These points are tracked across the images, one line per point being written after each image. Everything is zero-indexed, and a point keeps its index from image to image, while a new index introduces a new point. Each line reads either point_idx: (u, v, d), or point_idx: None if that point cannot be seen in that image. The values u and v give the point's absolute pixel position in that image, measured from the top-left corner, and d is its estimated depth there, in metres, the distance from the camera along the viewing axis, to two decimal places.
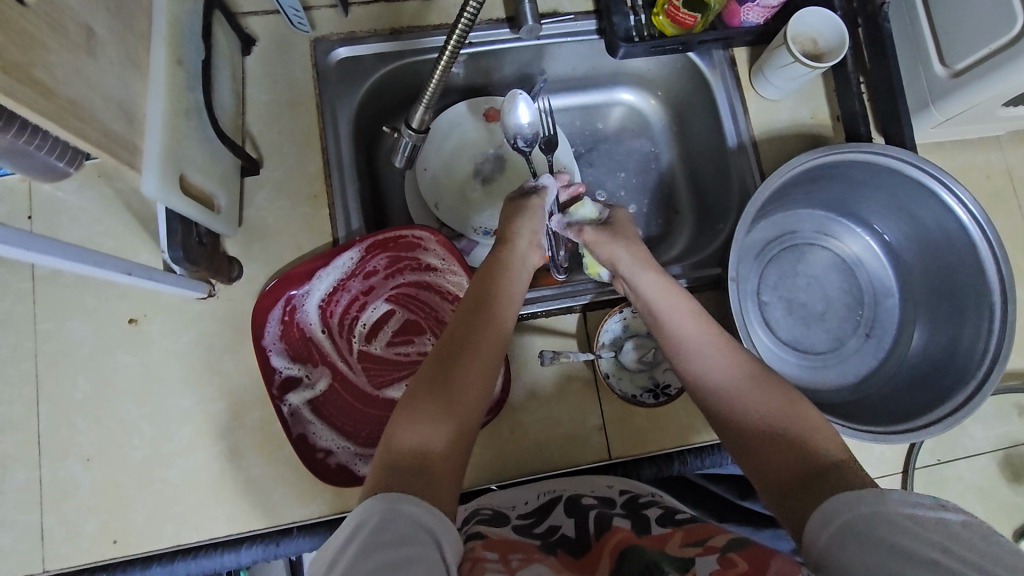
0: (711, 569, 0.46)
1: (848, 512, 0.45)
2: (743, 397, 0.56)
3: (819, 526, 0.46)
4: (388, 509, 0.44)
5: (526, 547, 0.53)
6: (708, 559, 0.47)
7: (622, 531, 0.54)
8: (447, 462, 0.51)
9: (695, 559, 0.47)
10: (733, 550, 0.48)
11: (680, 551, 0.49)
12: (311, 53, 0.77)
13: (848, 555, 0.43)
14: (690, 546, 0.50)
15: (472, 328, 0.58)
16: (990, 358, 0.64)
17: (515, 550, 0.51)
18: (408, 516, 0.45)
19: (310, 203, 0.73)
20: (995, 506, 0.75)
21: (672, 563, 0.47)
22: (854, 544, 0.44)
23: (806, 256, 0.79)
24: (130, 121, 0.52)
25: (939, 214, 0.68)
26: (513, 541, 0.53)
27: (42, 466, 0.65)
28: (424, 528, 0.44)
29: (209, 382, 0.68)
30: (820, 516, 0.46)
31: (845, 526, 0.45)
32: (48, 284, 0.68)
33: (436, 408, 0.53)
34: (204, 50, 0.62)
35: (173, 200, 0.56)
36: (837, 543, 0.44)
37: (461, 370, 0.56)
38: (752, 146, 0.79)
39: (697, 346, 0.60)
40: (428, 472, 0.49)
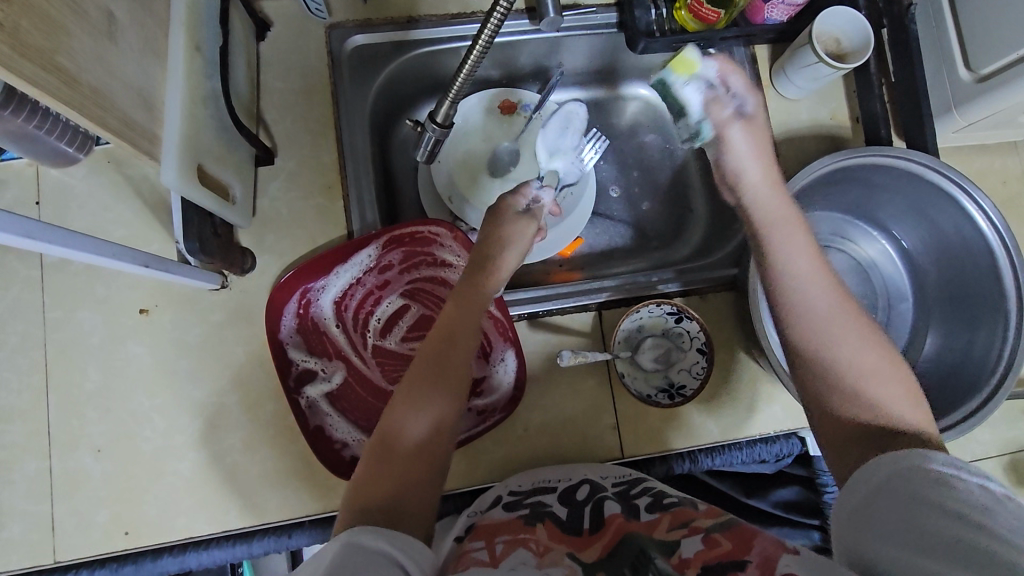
0: (695, 549, 0.48)
1: (892, 468, 0.47)
2: (853, 343, 0.55)
3: (865, 480, 0.48)
4: (345, 545, 0.45)
5: (514, 526, 0.53)
6: (693, 539, 0.49)
7: (616, 518, 0.54)
8: (420, 485, 0.53)
9: (681, 541, 0.49)
10: (718, 530, 0.49)
11: (666, 535, 0.50)
12: (326, 40, 0.75)
13: (887, 505, 0.46)
14: (676, 529, 0.51)
15: (452, 349, 0.59)
16: (1005, 364, 0.64)
17: (502, 532, 0.52)
18: (366, 548, 0.45)
19: (324, 194, 0.72)
20: None
21: (658, 546, 0.49)
22: (892, 496, 0.46)
23: (822, 259, 0.79)
24: (149, 110, 0.50)
25: (958, 221, 0.68)
26: (505, 523, 0.54)
27: (52, 456, 0.64)
28: (384, 553, 0.45)
29: (222, 376, 0.67)
30: (865, 470, 0.49)
31: (885, 481, 0.47)
32: (57, 272, 0.67)
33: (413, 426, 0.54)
34: (221, 36, 0.60)
35: (192, 189, 0.55)
36: (877, 496, 0.47)
37: (436, 391, 0.56)
38: (771, 147, 0.78)
39: (808, 291, 0.57)
40: (403, 497, 0.51)
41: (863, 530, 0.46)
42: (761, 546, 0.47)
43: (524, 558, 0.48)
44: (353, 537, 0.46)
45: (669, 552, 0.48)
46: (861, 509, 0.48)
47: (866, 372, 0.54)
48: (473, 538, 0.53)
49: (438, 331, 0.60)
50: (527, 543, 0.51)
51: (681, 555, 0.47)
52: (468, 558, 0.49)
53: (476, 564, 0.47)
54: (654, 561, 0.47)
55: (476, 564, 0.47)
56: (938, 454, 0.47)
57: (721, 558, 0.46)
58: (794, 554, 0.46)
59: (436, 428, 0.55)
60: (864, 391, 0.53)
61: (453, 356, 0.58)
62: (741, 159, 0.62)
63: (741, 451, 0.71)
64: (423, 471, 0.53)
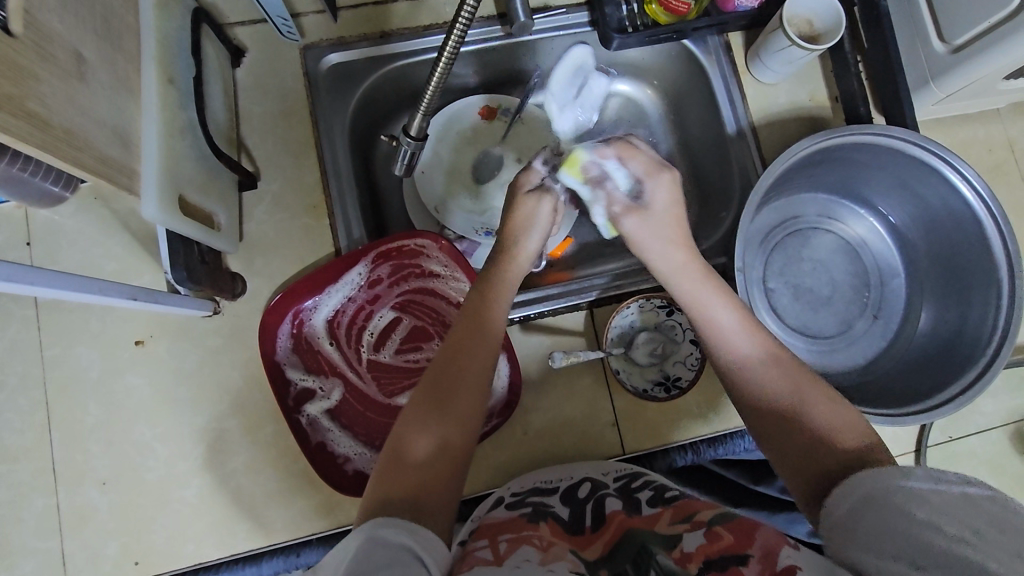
0: (697, 544, 0.48)
1: (870, 484, 0.47)
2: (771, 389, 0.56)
3: (841, 497, 0.48)
4: (367, 538, 0.45)
5: (517, 525, 0.53)
6: (695, 534, 0.49)
7: (618, 514, 0.54)
8: (440, 482, 0.52)
9: (683, 535, 0.49)
10: (719, 522, 0.49)
11: (669, 529, 0.50)
12: (302, 61, 0.76)
13: (864, 521, 0.46)
14: (678, 523, 0.51)
15: (470, 350, 0.58)
16: (999, 335, 0.63)
17: (505, 531, 0.52)
18: (388, 542, 0.45)
19: (310, 214, 0.73)
20: (1010, 479, 0.75)
21: (658, 539, 0.49)
22: (872, 510, 0.46)
23: (811, 241, 0.78)
24: (126, 145, 0.51)
25: (944, 193, 0.68)
26: (509, 522, 0.54)
27: (59, 492, 0.65)
28: (406, 548, 0.45)
29: (220, 401, 0.68)
30: (846, 485, 0.48)
31: (862, 497, 0.47)
32: (52, 311, 0.68)
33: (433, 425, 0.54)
34: (195, 66, 0.61)
35: (175, 220, 0.55)
36: (856, 512, 0.46)
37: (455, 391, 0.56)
38: (752, 132, 0.78)
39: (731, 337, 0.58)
40: (424, 494, 0.50)
41: (846, 541, 0.46)
42: (763, 540, 0.47)
43: (527, 555, 0.48)
44: (373, 530, 0.46)
45: (670, 546, 0.48)
46: (850, 520, 0.47)
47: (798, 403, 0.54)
48: (477, 538, 0.52)
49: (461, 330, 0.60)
50: (529, 539, 0.51)
51: (683, 548, 0.48)
52: (472, 557, 0.48)
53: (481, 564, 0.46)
54: (656, 556, 0.47)
55: (479, 562, 0.47)
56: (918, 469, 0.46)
57: (724, 551, 0.46)
58: (797, 548, 0.46)
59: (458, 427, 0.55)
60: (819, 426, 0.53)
61: (473, 367, 0.57)
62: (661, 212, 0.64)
63: (744, 439, 0.71)
64: (445, 469, 0.53)
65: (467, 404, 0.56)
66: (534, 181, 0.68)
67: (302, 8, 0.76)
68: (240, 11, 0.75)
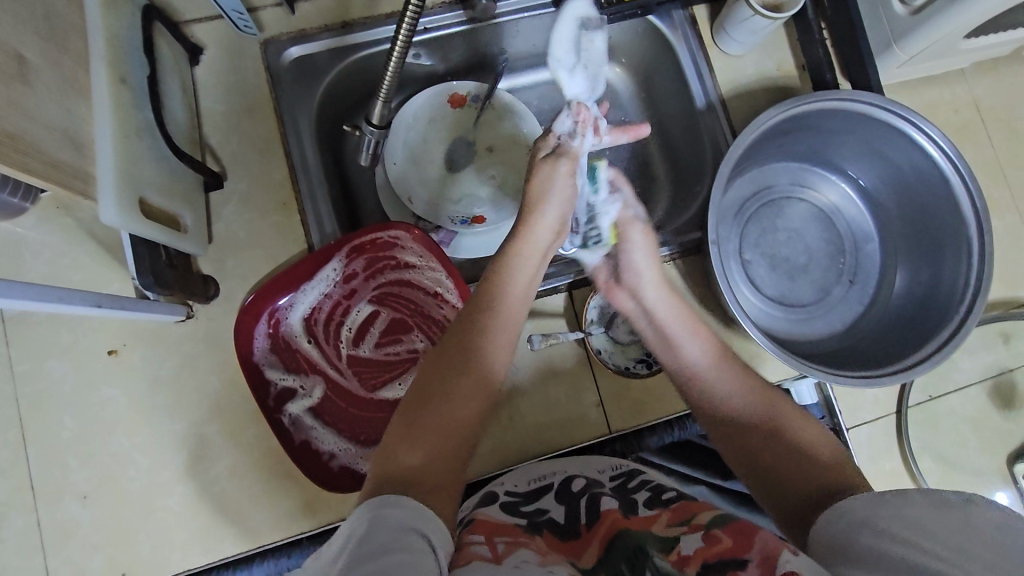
0: (695, 547, 0.47)
1: (863, 509, 0.46)
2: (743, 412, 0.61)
3: (829, 522, 0.48)
4: (373, 519, 0.43)
5: (513, 530, 0.52)
6: (694, 536, 0.48)
7: (611, 514, 0.54)
8: (439, 471, 0.51)
9: (680, 538, 0.49)
10: (718, 526, 0.49)
11: (665, 531, 0.50)
12: (262, 56, 0.74)
13: (851, 539, 0.45)
14: (675, 525, 0.51)
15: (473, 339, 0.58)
16: (972, 291, 0.64)
17: (502, 534, 0.51)
18: (392, 524, 0.43)
19: (280, 211, 0.72)
20: (989, 432, 0.77)
21: (655, 542, 0.49)
22: (857, 531, 0.45)
23: (785, 211, 0.78)
24: (77, 148, 0.50)
25: (910, 155, 0.68)
26: (502, 525, 0.53)
27: (39, 509, 0.63)
28: (412, 530, 0.43)
29: (199, 406, 0.67)
30: (833, 512, 0.48)
31: (853, 520, 0.46)
32: (19, 325, 0.66)
33: (437, 419, 0.54)
34: (148, 65, 0.59)
35: (137, 223, 0.54)
36: (844, 531, 0.46)
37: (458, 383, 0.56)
38: (721, 105, 0.78)
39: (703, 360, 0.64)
40: (422, 480, 0.49)
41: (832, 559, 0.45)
42: (762, 542, 0.46)
43: (525, 557, 0.47)
44: (378, 510, 0.44)
45: (668, 548, 0.48)
46: (836, 542, 0.46)
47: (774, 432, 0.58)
48: (470, 533, 0.52)
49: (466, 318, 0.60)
50: (526, 544, 0.50)
51: (680, 551, 0.47)
52: (469, 552, 0.47)
53: (478, 560, 0.45)
54: (652, 558, 0.47)
55: (478, 559, 0.46)
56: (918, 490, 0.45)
57: (722, 555, 0.45)
58: (796, 552, 0.44)
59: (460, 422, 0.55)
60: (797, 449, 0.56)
61: (472, 375, 0.56)
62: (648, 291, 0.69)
63: None
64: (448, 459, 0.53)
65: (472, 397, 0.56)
66: (551, 144, 0.70)
67: (259, 2, 0.74)
68: (195, 8, 0.73)
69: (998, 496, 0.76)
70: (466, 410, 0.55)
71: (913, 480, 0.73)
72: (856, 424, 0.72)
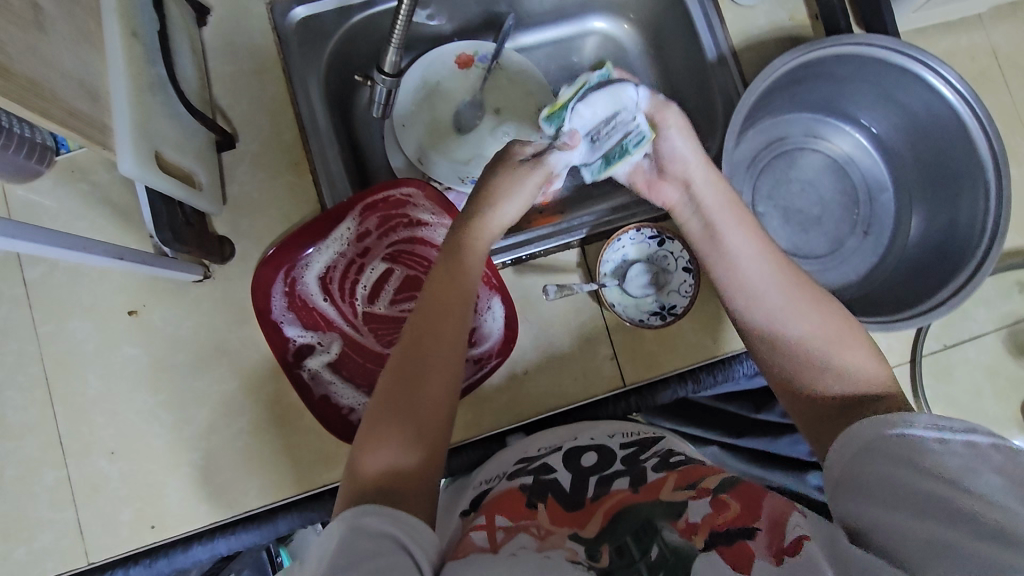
0: (703, 513, 0.48)
1: (874, 434, 0.49)
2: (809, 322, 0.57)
3: (844, 447, 0.50)
4: (351, 529, 0.46)
5: (516, 508, 0.54)
6: (701, 502, 0.49)
7: (620, 492, 0.54)
8: (413, 475, 0.52)
9: (687, 504, 0.50)
10: (725, 491, 0.50)
11: (673, 497, 0.51)
12: (269, 16, 0.74)
13: (869, 469, 0.47)
14: (683, 489, 0.51)
15: (440, 329, 0.57)
16: (989, 236, 0.63)
17: (503, 517, 0.52)
18: (371, 531, 0.46)
19: (293, 171, 0.72)
20: (1003, 381, 0.77)
21: (664, 512, 0.49)
22: (873, 459, 0.48)
23: (797, 162, 0.78)
24: (94, 99, 0.50)
25: (926, 99, 0.67)
26: (512, 498, 0.55)
27: (68, 464, 0.65)
28: (390, 537, 0.46)
29: (219, 364, 0.68)
30: (846, 437, 0.50)
31: (863, 446, 0.49)
32: (41, 287, 0.67)
33: (405, 421, 0.53)
34: (158, 20, 0.59)
35: (155, 177, 0.54)
36: (859, 459, 0.49)
37: (426, 376, 0.55)
38: (733, 57, 0.77)
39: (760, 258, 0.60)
40: (398, 485, 0.50)
41: (848, 495, 0.48)
42: (770, 506, 0.48)
43: (524, 543, 0.49)
44: (356, 520, 0.46)
45: (676, 517, 0.48)
46: (852, 470, 0.49)
47: (829, 346, 0.55)
48: (478, 516, 0.55)
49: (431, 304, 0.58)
50: (527, 528, 0.51)
51: (689, 519, 0.48)
52: (470, 544, 0.50)
53: (476, 551, 0.48)
54: (661, 531, 0.48)
55: (476, 552, 0.48)
56: (917, 417, 0.48)
57: (731, 524, 0.47)
58: (803, 515, 0.48)
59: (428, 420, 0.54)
60: (839, 371, 0.55)
61: (441, 365, 0.55)
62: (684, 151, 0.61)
63: (744, 365, 0.72)
64: (422, 459, 0.53)
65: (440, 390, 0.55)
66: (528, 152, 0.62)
67: None
68: None
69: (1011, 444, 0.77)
70: (434, 407, 0.54)
71: None
72: None
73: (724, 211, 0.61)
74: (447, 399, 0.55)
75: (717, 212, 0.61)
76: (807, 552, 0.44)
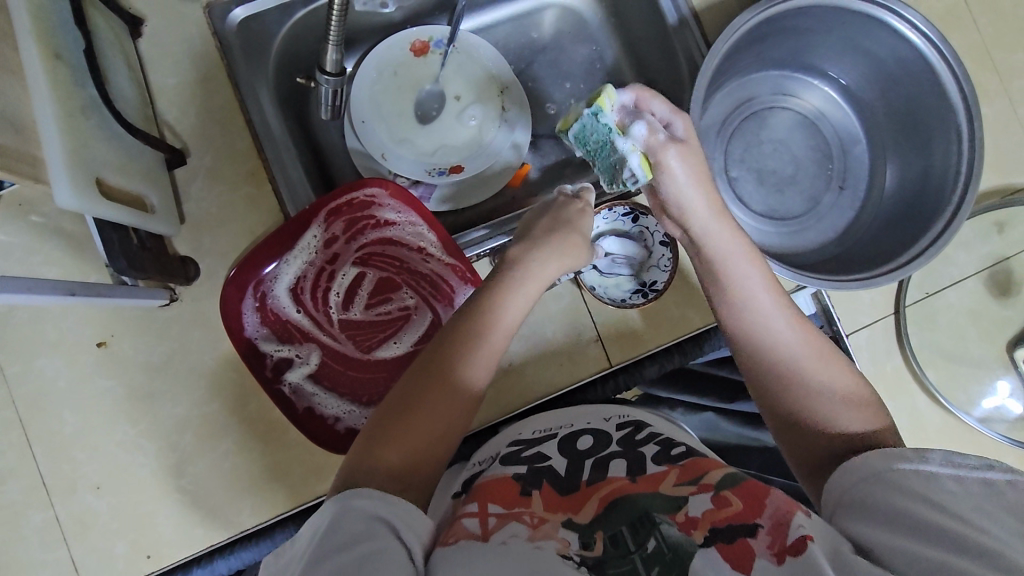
0: (704, 508, 0.48)
1: (885, 468, 0.47)
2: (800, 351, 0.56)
3: (844, 478, 0.49)
4: (341, 509, 0.45)
5: (510, 497, 0.52)
6: (701, 497, 0.49)
7: (616, 480, 0.54)
8: (417, 477, 0.50)
9: (688, 499, 0.49)
10: (728, 488, 0.49)
11: (674, 492, 0.51)
12: (207, 21, 0.70)
13: (873, 494, 0.47)
14: (684, 485, 0.51)
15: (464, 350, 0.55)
16: (963, 180, 0.62)
17: (496, 502, 0.51)
18: (362, 513, 0.45)
19: (251, 183, 0.69)
20: (986, 322, 0.77)
21: (663, 505, 0.49)
22: (876, 487, 0.47)
23: (768, 121, 0.76)
24: (19, 131, 0.47)
25: (893, 46, 0.65)
26: (504, 484, 0.54)
27: (55, 504, 0.64)
28: (378, 519, 0.45)
29: (197, 387, 0.66)
30: (847, 470, 0.49)
31: (865, 476, 0.48)
32: (3, 327, 0.65)
33: (418, 427, 0.51)
34: (83, 38, 0.56)
35: (97, 206, 0.52)
36: (858, 492, 0.48)
37: (444, 391, 0.53)
38: (694, 19, 0.76)
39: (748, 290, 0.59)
40: (403, 480, 0.49)
41: (848, 515, 0.47)
42: (774, 506, 0.47)
43: (514, 531, 0.48)
44: (346, 499, 0.46)
45: (674, 510, 0.48)
46: (854, 497, 0.48)
47: (828, 384, 0.55)
48: (469, 501, 0.53)
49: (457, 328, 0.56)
50: (520, 517, 0.50)
51: (688, 513, 0.48)
52: (459, 528, 0.48)
53: (466, 538, 0.46)
54: (658, 524, 0.47)
55: (466, 537, 0.46)
56: (931, 452, 0.47)
57: (730, 520, 0.46)
58: (807, 514, 0.47)
59: (440, 430, 0.52)
60: (830, 416, 0.53)
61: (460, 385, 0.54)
62: (681, 180, 0.61)
63: None
64: (427, 460, 0.51)
65: (458, 407, 0.53)
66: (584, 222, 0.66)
67: None
68: None
69: (999, 383, 0.77)
70: (449, 418, 0.53)
71: (915, 379, 0.73)
72: (855, 330, 0.72)
73: (731, 245, 0.61)
74: (465, 408, 0.54)
75: (721, 244, 0.61)
76: (809, 553, 0.43)
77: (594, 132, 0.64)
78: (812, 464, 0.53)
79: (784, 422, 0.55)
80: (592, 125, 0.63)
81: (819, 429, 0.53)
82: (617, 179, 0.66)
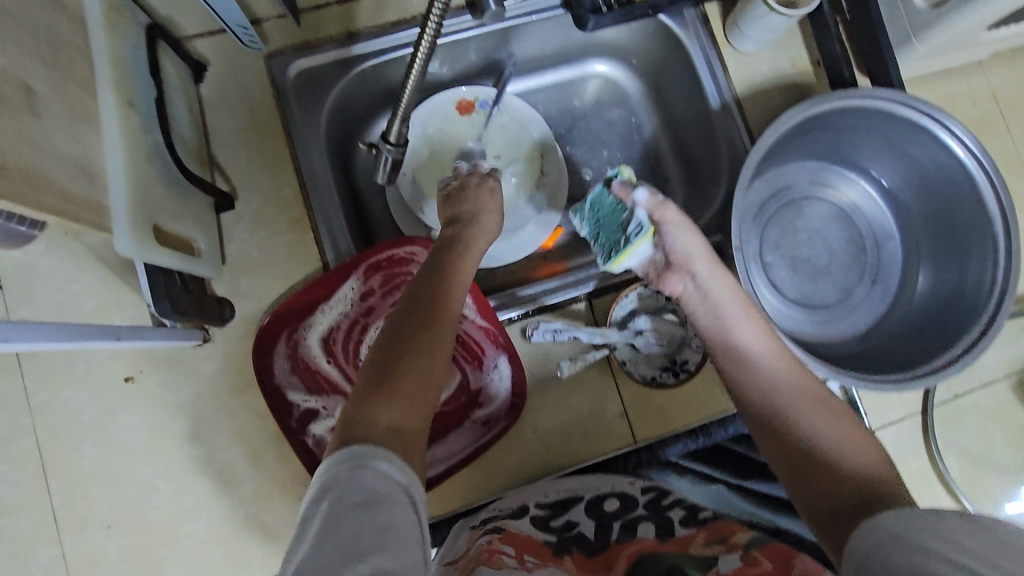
0: (734, 566, 0.47)
1: (895, 524, 0.43)
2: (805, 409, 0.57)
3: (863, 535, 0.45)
4: (349, 463, 0.42)
5: (541, 550, 0.52)
6: (731, 555, 0.49)
7: (644, 540, 0.54)
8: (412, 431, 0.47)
9: (718, 557, 0.49)
10: (755, 548, 0.49)
11: (704, 552, 0.50)
12: (267, 71, 0.72)
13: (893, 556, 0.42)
14: (712, 545, 0.51)
15: (433, 305, 0.56)
16: (999, 289, 0.63)
17: (530, 553, 0.51)
18: (367, 459, 0.42)
19: (293, 230, 0.70)
20: (1013, 427, 0.77)
21: (693, 563, 0.48)
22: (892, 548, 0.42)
23: (804, 210, 0.77)
24: (90, 179, 0.48)
25: (933, 153, 0.67)
26: (531, 540, 0.53)
27: (64, 541, 0.63)
28: (397, 486, 0.43)
29: (220, 431, 0.66)
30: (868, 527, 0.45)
31: (888, 536, 0.43)
32: (34, 355, 0.65)
33: (408, 385, 0.50)
34: (155, 86, 0.58)
35: (153, 253, 0.52)
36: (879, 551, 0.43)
37: (423, 346, 0.53)
38: (736, 105, 0.77)
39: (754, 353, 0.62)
40: (399, 420, 0.47)
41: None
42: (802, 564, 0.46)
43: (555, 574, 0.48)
44: (351, 455, 0.43)
45: (708, 567, 0.47)
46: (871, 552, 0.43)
47: (837, 440, 0.54)
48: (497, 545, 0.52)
49: (425, 287, 0.57)
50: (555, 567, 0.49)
51: (719, 569, 0.47)
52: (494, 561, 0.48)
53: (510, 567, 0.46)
54: None
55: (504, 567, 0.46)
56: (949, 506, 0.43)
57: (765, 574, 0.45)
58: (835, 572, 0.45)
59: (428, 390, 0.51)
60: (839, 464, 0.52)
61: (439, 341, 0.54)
62: (687, 248, 0.66)
63: None
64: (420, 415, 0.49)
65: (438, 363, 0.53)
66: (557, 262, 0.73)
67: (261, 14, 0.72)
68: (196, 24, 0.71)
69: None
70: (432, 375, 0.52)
71: (941, 481, 0.72)
72: (882, 425, 0.72)
73: (738, 311, 0.64)
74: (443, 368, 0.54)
75: (730, 312, 0.64)
76: None
77: (603, 207, 0.70)
78: (829, 521, 0.50)
79: (798, 479, 0.54)
80: (600, 199, 0.70)
81: (833, 481, 0.51)
82: (615, 251, 0.68)
